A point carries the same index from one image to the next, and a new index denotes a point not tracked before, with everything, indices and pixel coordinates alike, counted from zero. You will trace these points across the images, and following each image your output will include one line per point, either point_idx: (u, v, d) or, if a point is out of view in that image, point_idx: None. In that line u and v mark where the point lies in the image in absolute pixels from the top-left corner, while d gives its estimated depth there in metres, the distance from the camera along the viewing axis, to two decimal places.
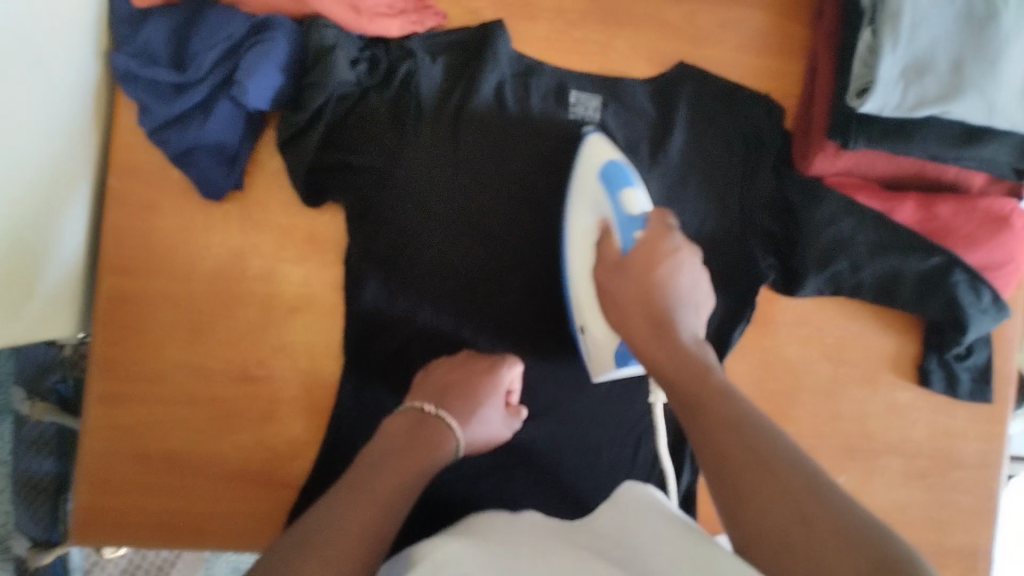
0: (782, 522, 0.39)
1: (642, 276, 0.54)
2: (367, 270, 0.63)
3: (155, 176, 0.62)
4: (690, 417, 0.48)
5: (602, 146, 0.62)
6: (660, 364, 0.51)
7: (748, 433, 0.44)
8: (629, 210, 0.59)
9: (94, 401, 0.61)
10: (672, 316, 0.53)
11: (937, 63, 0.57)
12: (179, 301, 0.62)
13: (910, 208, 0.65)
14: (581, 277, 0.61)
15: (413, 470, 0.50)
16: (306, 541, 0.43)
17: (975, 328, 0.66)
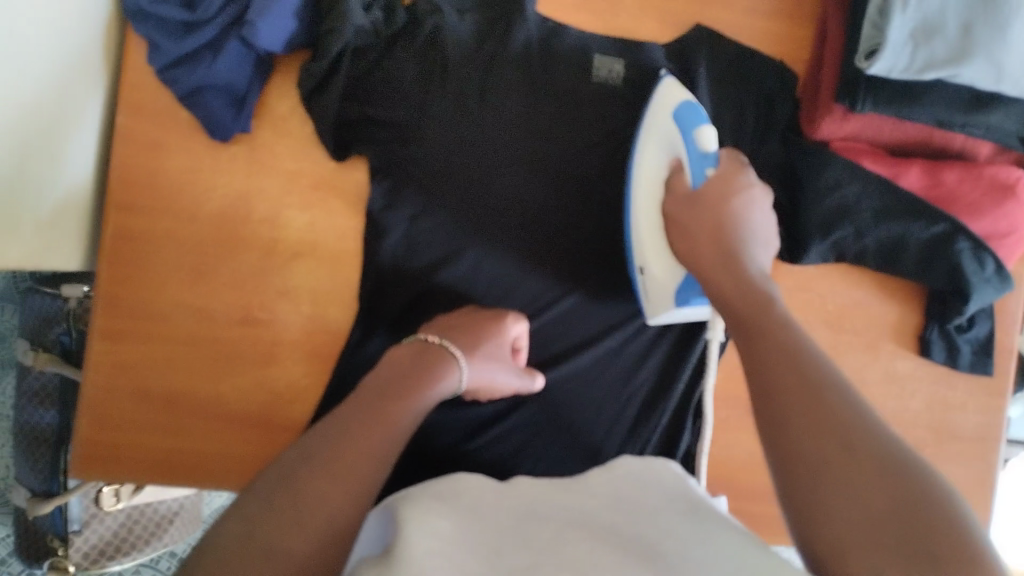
0: (829, 456, 0.38)
1: (716, 209, 0.55)
2: (390, 224, 0.64)
3: (163, 115, 0.62)
4: (750, 342, 0.47)
5: (675, 87, 0.62)
6: (728, 295, 0.51)
7: (812, 375, 0.42)
8: (702, 147, 0.58)
9: (97, 338, 0.62)
10: (741, 247, 0.54)
11: (948, 25, 0.57)
12: (184, 241, 0.62)
13: (915, 173, 0.65)
14: (642, 190, 0.62)
15: (415, 393, 0.50)
16: (313, 454, 0.42)
17: (977, 298, 0.66)
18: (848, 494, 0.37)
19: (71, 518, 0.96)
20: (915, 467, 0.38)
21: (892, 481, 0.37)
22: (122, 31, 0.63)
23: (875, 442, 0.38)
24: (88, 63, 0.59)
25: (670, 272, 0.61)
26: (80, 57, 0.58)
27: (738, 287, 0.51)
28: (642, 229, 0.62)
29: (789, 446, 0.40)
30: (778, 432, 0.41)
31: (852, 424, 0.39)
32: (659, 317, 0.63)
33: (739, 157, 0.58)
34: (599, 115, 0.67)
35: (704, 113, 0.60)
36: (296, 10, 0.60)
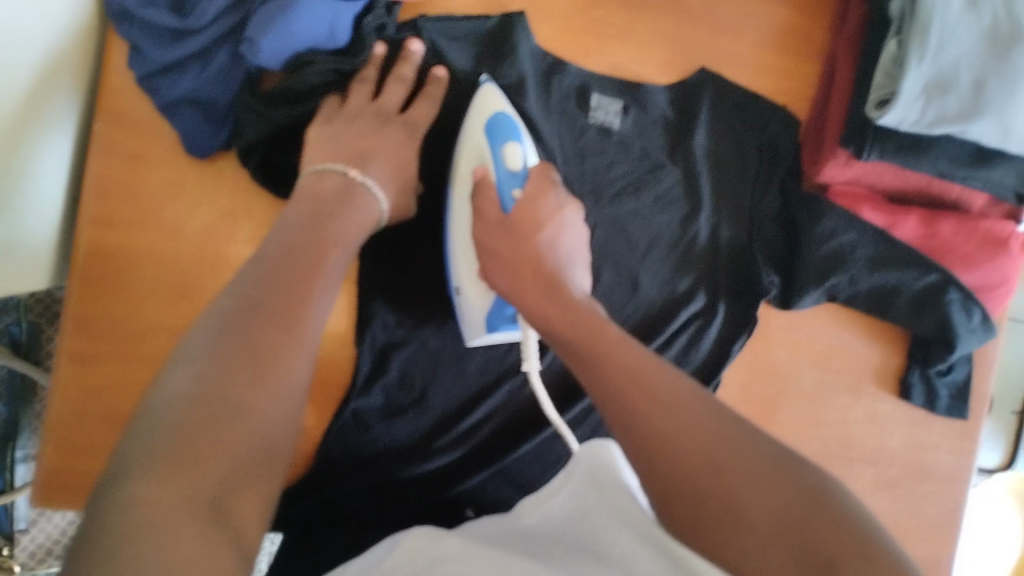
0: (701, 480, 0.39)
1: (527, 243, 0.52)
2: (382, 271, 0.62)
3: (147, 126, 0.58)
4: (590, 369, 0.45)
5: (492, 97, 0.60)
6: (553, 322, 0.49)
7: (658, 398, 0.42)
8: (509, 163, 0.57)
9: (63, 360, 0.58)
10: (563, 274, 0.52)
11: (960, 81, 0.57)
12: (163, 260, 0.59)
13: (912, 223, 0.66)
14: (456, 210, 0.59)
15: (303, 276, 0.44)
16: (218, 405, 0.35)
17: (963, 347, 0.66)
18: (727, 503, 0.38)
19: (17, 515, 0.90)
20: (779, 456, 0.39)
21: (766, 487, 0.38)
22: (105, 32, 0.59)
23: (737, 441, 0.40)
24: (70, 65, 0.55)
25: (482, 298, 0.58)
26: (64, 60, 0.54)
27: (562, 313, 0.49)
28: (459, 256, 0.59)
29: (664, 470, 0.40)
30: (629, 440, 0.41)
31: (717, 428, 0.40)
32: (475, 340, 0.61)
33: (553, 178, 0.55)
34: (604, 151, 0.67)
35: (517, 129, 0.59)
36: (313, 37, 0.57)
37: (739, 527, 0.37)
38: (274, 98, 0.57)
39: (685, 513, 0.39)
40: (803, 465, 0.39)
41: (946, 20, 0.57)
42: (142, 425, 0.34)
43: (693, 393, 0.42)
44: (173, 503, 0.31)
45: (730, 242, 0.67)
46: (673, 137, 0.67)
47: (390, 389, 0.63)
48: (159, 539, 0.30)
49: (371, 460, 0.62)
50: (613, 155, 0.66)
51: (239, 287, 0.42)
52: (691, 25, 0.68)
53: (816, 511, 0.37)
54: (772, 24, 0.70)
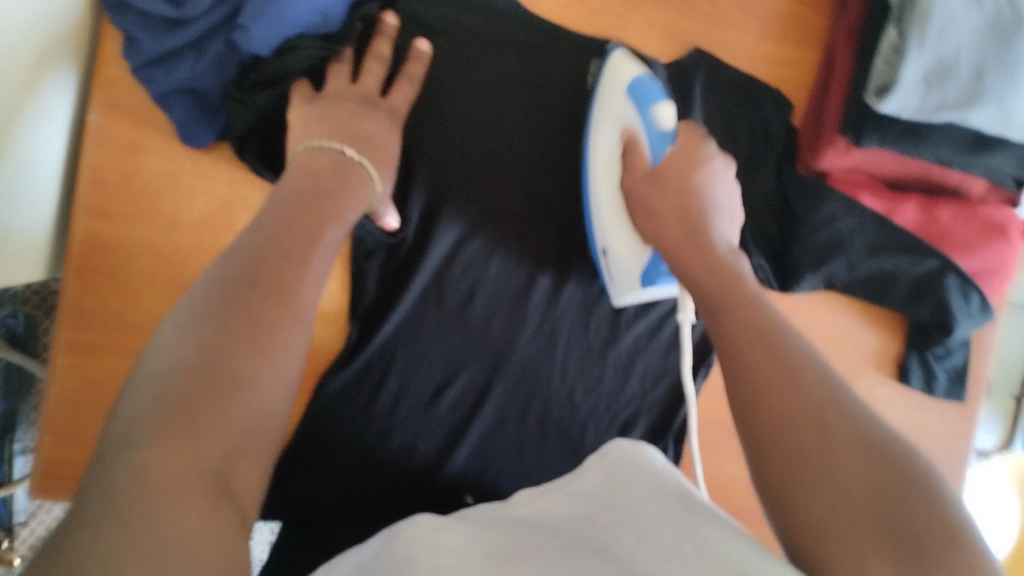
0: (798, 446, 0.38)
1: (688, 181, 0.54)
2: (373, 249, 0.61)
3: (141, 117, 0.58)
4: (714, 331, 0.47)
5: (626, 64, 0.60)
6: (695, 278, 0.50)
7: (786, 369, 0.41)
8: (660, 125, 0.58)
9: (60, 350, 0.58)
10: (707, 219, 0.53)
11: (960, 69, 0.57)
12: (160, 251, 0.59)
13: (911, 210, 0.66)
14: (599, 161, 0.59)
15: (293, 248, 0.43)
16: (216, 375, 0.34)
17: (961, 330, 0.66)
18: (828, 470, 0.37)
19: (17, 509, 0.91)
20: (895, 444, 0.38)
21: (867, 458, 0.37)
22: (95, 22, 0.58)
23: (839, 414, 0.39)
24: (60, 57, 0.55)
25: (636, 254, 0.59)
26: (56, 52, 0.54)
27: (705, 271, 0.50)
28: (602, 208, 0.60)
29: (756, 437, 0.40)
30: (738, 395, 0.42)
31: (841, 404, 0.40)
32: (624, 296, 0.63)
33: (701, 135, 0.57)
34: (579, 113, 0.67)
35: (658, 91, 0.59)
36: (305, 22, 0.56)
37: (831, 491, 0.37)
38: (258, 84, 0.56)
39: (771, 476, 0.39)
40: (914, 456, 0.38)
41: (947, 6, 0.57)
42: (140, 391, 0.33)
43: (807, 360, 0.42)
44: (183, 470, 0.31)
45: None
46: None
47: (375, 374, 0.62)
48: (171, 506, 0.29)
49: (353, 441, 0.62)
50: None
51: (234, 257, 0.40)
52: (691, 12, 0.67)
53: (912, 494, 0.36)
54: (772, 10, 0.69)
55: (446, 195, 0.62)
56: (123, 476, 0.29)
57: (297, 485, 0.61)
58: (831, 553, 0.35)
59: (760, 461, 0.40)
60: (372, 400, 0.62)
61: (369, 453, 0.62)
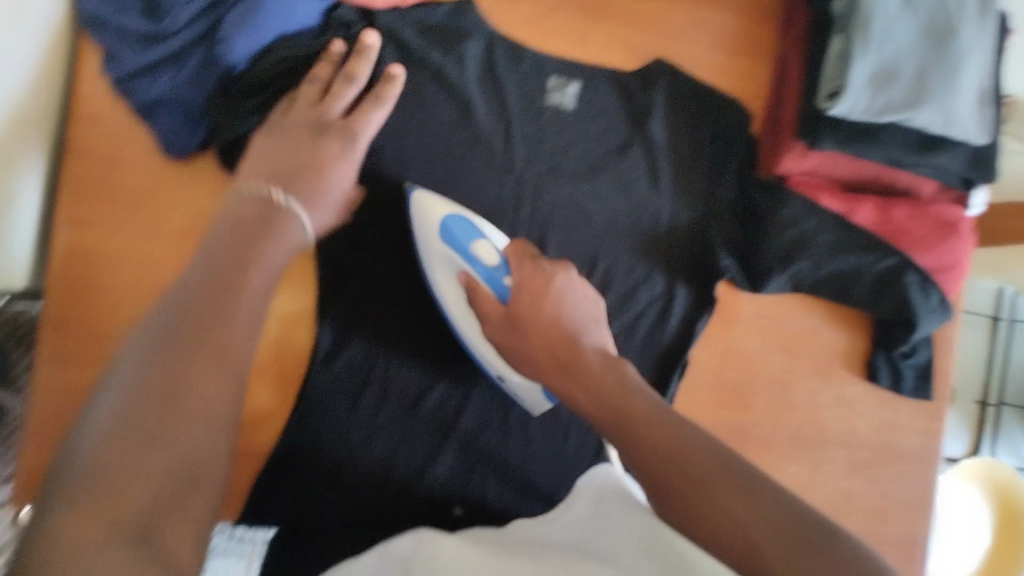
0: (720, 515, 0.39)
1: (543, 316, 0.52)
2: (344, 252, 0.64)
3: (121, 130, 0.59)
4: (625, 454, 0.44)
5: (432, 202, 0.62)
6: (582, 405, 0.48)
7: (681, 471, 0.41)
8: (487, 262, 0.59)
9: (45, 361, 0.58)
10: (580, 334, 0.51)
11: (903, 73, 0.61)
12: (145, 262, 0.59)
13: (869, 209, 0.69)
14: (463, 321, 0.62)
15: (223, 282, 0.46)
16: (151, 408, 0.39)
17: (924, 327, 0.69)
18: (746, 532, 0.39)
19: None
20: (812, 521, 0.39)
21: (785, 531, 0.38)
22: (75, 41, 0.60)
23: (757, 483, 0.40)
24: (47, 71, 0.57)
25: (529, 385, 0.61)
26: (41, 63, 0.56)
27: (590, 396, 0.47)
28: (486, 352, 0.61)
29: (671, 482, 0.42)
30: (646, 475, 0.43)
31: (753, 504, 0.39)
32: (541, 407, 0.63)
33: (534, 261, 0.57)
34: (549, 121, 0.69)
35: (472, 225, 0.61)
36: (282, 30, 0.61)
37: (754, 559, 0.38)
38: (241, 93, 0.60)
39: (692, 515, 0.41)
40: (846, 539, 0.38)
41: (886, 15, 0.61)
42: (96, 415, 0.38)
43: (696, 434, 0.43)
44: (144, 473, 0.36)
45: (688, 223, 0.71)
46: (631, 121, 0.71)
47: (357, 377, 0.64)
48: (81, 540, 0.33)
49: (338, 445, 0.63)
50: (571, 133, 0.69)
51: (184, 287, 0.46)
52: (646, 30, 0.71)
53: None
54: (725, 27, 0.73)
55: None
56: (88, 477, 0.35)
57: (279, 497, 0.62)
58: None
59: (680, 513, 0.41)
60: (355, 405, 0.64)
61: (353, 459, 0.63)
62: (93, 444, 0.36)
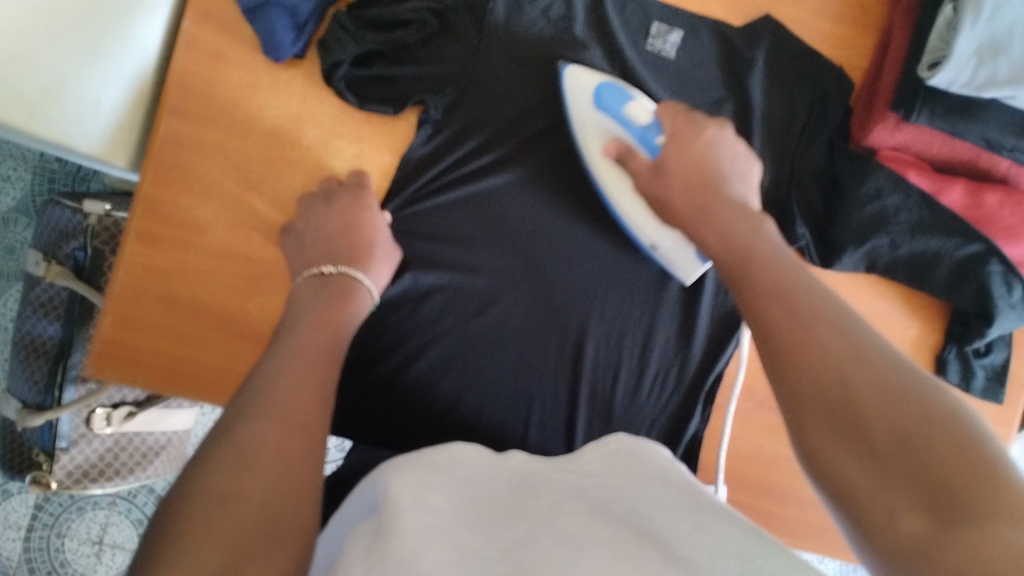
0: (833, 402, 0.40)
1: (697, 158, 0.59)
2: (420, 163, 0.66)
3: (230, 30, 0.62)
4: (738, 283, 0.50)
5: (581, 77, 0.64)
6: (715, 253, 0.54)
7: (789, 302, 0.45)
8: (638, 123, 0.63)
9: (131, 239, 0.61)
10: (718, 185, 0.57)
11: (1013, 46, 0.58)
12: (232, 155, 0.63)
13: (958, 191, 0.66)
14: (617, 189, 0.65)
15: (330, 311, 0.54)
16: (261, 409, 0.42)
17: (1001, 323, 0.67)
18: (852, 414, 0.39)
19: (60, 435, 0.92)
20: (927, 403, 0.38)
21: (893, 407, 0.38)
22: None
23: (868, 364, 0.40)
24: None
25: (680, 245, 0.64)
26: None
27: (721, 242, 0.53)
28: (635, 218, 0.64)
29: (788, 365, 0.43)
30: (768, 352, 0.45)
31: (840, 351, 0.41)
32: (693, 273, 0.66)
33: (688, 115, 0.62)
34: (644, 72, 0.69)
35: (623, 89, 0.64)
36: None
37: (857, 441, 0.38)
38: (366, 20, 0.63)
39: (802, 413, 0.41)
40: (931, 393, 0.39)
41: None
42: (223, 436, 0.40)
43: (823, 298, 0.45)
44: (254, 495, 0.38)
45: (770, 186, 0.69)
46: (728, 80, 0.70)
47: (417, 296, 0.65)
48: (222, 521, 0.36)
49: (391, 355, 0.65)
50: (665, 84, 0.69)
51: (280, 373, 0.45)
52: None
53: (939, 431, 0.36)
54: None
55: (501, 135, 0.67)
56: (198, 493, 0.37)
57: None
58: (867, 516, 0.37)
59: (789, 395, 0.42)
60: (409, 323, 0.65)
61: (402, 370, 0.65)
62: (209, 466, 0.38)
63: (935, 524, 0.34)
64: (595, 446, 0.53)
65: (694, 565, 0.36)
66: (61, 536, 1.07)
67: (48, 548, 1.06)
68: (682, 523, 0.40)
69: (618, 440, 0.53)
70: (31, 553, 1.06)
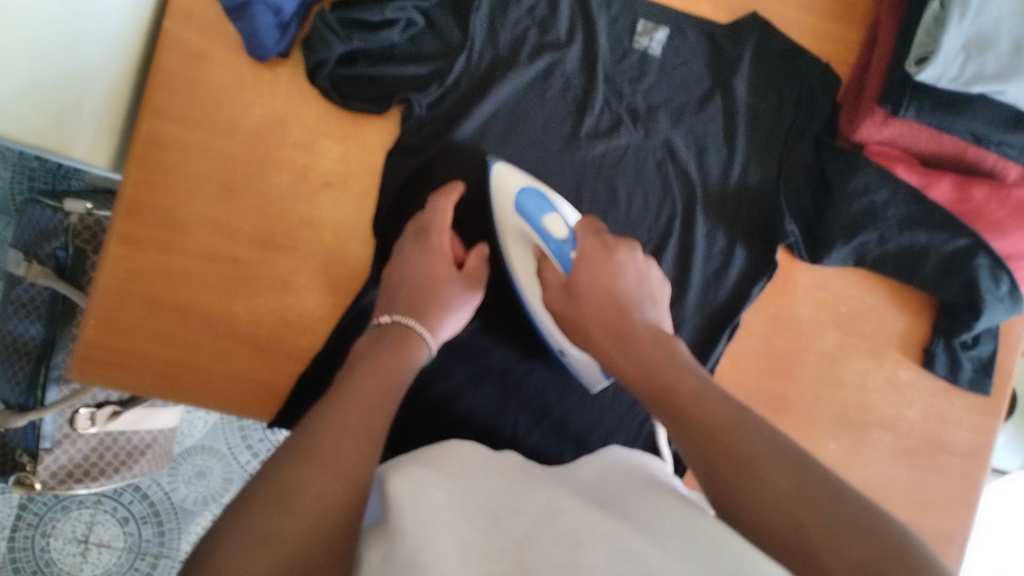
0: (781, 532, 0.38)
1: (609, 289, 0.55)
2: (406, 164, 0.65)
3: (212, 28, 0.61)
4: (660, 408, 0.47)
5: (507, 177, 0.63)
6: (630, 376, 0.50)
7: (723, 442, 0.42)
8: (554, 236, 0.60)
9: (113, 240, 0.60)
10: (632, 307, 0.54)
11: (1000, 42, 0.57)
12: (216, 155, 0.62)
13: (945, 186, 0.67)
14: (530, 290, 0.64)
15: (392, 369, 0.50)
16: (314, 452, 0.40)
17: (988, 316, 0.67)
18: (805, 547, 0.37)
19: (44, 435, 0.90)
20: (882, 534, 0.37)
21: (850, 537, 0.37)
22: None
23: (819, 491, 0.39)
24: None
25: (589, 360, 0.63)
26: None
27: (636, 366, 0.50)
28: (547, 326, 0.63)
29: (733, 493, 0.40)
30: (709, 480, 0.42)
31: (790, 483, 0.40)
32: (599, 385, 0.66)
33: (599, 236, 0.58)
34: (632, 71, 0.69)
35: (547, 198, 0.62)
36: None
37: (812, 574, 0.36)
38: (350, 21, 0.62)
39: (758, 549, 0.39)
40: (884, 521, 0.38)
41: None
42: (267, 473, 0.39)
43: (754, 423, 0.43)
44: (293, 538, 0.36)
45: (758, 182, 0.69)
46: (716, 76, 0.70)
47: None
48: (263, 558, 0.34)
49: None
50: (653, 79, 0.69)
51: (338, 422, 0.43)
52: None
53: (896, 564, 0.35)
54: None
55: (489, 135, 0.66)
56: (233, 538, 0.35)
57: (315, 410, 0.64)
58: None
59: (734, 510, 0.40)
60: None
61: None
62: (250, 509, 0.36)
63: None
64: (593, 458, 0.54)
65: (692, 558, 0.35)
66: (47, 535, 1.06)
67: (33, 548, 1.05)
68: (679, 523, 0.39)
69: (615, 454, 0.54)
70: (16, 554, 1.05)
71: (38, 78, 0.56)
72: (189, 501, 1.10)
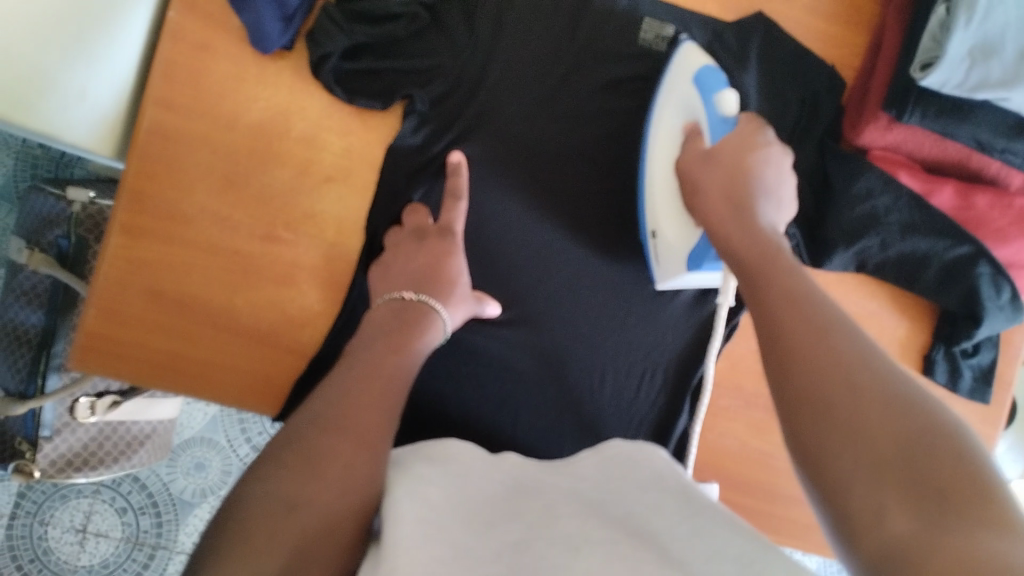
0: (829, 401, 0.38)
1: (739, 165, 0.56)
2: (411, 156, 0.65)
3: (216, 19, 0.61)
4: (755, 288, 0.48)
5: (695, 53, 0.62)
6: (739, 249, 0.52)
7: (803, 314, 0.43)
8: (723, 111, 0.59)
9: (115, 230, 0.60)
10: (753, 199, 0.55)
11: (1006, 48, 0.57)
12: (218, 147, 0.62)
13: (948, 193, 0.67)
14: (659, 159, 0.64)
15: (405, 338, 0.51)
16: (323, 420, 0.41)
17: (988, 324, 0.67)
18: (849, 422, 0.37)
19: (43, 423, 0.91)
20: (928, 419, 0.36)
21: (896, 418, 0.36)
22: None
23: (875, 377, 0.38)
24: None
25: (682, 238, 0.62)
26: None
27: (750, 242, 0.52)
28: (659, 200, 0.64)
29: (795, 371, 0.40)
30: (774, 358, 0.43)
31: (851, 362, 0.39)
32: (668, 280, 0.65)
33: (762, 126, 0.59)
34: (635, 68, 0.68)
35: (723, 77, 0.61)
36: None
37: (852, 442, 0.36)
38: (355, 14, 0.62)
39: (803, 426, 0.39)
40: (936, 408, 0.37)
41: None
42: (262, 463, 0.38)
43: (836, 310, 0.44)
44: (320, 506, 0.36)
45: None
46: None
47: None
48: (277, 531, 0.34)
49: None
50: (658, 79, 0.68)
51: (343, 394, 0.43)
52: None
53: (937, 446, 0.34)
54: None
55: (494, 129, 0.66)
56: (257, 503, 0.36)
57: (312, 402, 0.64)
58: (853, 512, 0.34)
59: (790, 382, 0.41)
60: None
61: None
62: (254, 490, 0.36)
63: (929, 529, 0.31)
64: (592, 454, 0.54)
65: (690, 567, 0.35)
66: (44, 524, 1.06)
67: (30, 536, 1.05)
68: (676, 532, 0.39)
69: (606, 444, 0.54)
70: (13, 541, 1.05)
71: (38, 66, 0.56)
72: (187, 493, 1.11)
